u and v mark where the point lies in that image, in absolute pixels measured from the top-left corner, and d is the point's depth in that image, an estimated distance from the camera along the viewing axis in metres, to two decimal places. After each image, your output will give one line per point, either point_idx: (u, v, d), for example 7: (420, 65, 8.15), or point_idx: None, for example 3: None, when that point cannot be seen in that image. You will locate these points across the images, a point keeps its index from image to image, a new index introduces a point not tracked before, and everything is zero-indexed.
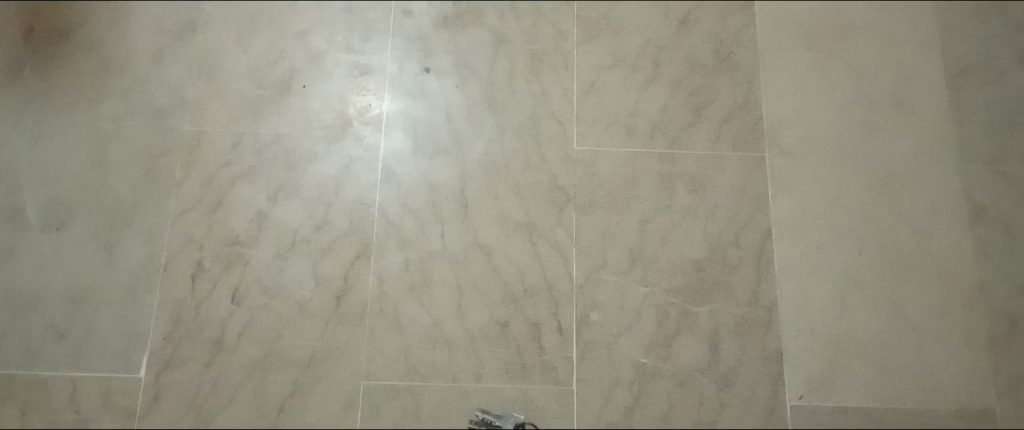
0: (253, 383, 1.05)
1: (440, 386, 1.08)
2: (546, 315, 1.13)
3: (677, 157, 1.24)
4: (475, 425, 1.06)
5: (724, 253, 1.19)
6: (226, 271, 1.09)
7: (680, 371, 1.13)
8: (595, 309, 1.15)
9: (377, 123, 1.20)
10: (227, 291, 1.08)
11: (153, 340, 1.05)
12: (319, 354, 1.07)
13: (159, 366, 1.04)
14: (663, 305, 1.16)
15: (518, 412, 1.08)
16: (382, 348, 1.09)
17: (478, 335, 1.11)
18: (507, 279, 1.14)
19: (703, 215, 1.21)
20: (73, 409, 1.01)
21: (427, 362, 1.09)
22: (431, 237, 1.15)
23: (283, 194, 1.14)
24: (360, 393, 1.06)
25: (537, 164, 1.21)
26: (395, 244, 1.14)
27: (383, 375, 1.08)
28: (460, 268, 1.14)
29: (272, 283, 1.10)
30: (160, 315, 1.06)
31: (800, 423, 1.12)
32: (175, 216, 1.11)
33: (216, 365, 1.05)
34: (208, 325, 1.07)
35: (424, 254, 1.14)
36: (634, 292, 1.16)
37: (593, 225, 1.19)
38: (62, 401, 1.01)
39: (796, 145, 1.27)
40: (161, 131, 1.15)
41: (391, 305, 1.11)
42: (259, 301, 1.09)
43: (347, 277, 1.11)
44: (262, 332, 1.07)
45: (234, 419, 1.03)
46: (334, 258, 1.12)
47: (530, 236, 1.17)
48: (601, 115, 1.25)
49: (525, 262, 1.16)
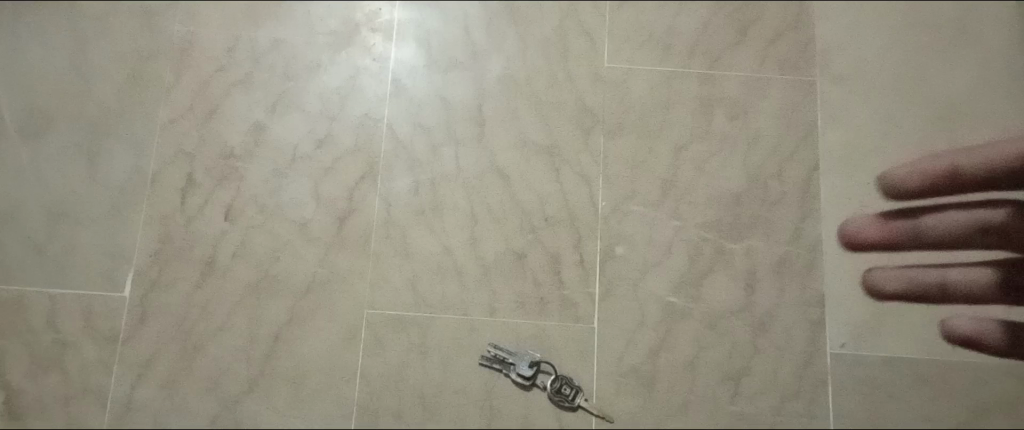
0: (246, 308, 0.96)
1: (449, 320, 0.99)
2: (567, 247, 1.03)
3: (717, 79, 1.12)
4: (487, 362, 0.98)
5: (765, 187, 1.08)
6: (219, 188, 1.00)
7: (711, 313, 1.03)
8: (620, 242, 1.05)
9: (387, 31, 1.08)
10: (220, 208, 0.99)
11: (138, 258, 0.96)
12: (319, 280, 0.99)
13: (144, 286, 0.95)
14: (695, 240, 1.06)
15: (533, 350, 0.99)
16: (387, 277, 1.00)
17: (492, 266, 1.02)
18: (526, 207, 1.04)
19: (743, 144, 1.10)
20: (52, 329, 0.93)
21: (436, 293, 1.00)
22: (443, 158, 1.05)
23: (282, 106, 1.04)
24: (362, 323, 0.98)
25: (562, 83, 1.10)
26: (404, 164, 1.04)
27: (388, 305, 0.99)
28: (474, 193, 1.04)
29: (269, 203, 1.00)
30: (146, 232, 0.97)
31: (839, 374, 1.03)
32: (163, 126, 1.01)
33: (207, 288, 0.96)
34: (198, 244, 0.98)
35: (436, 177, 1.04)
36: (664, 225, 1.06)
37: (622, 151, 1.08)
38: (39, 321, 0.93)
39: (849, 71, 1.14)
40: (150, 33, 1.05)
41: (398, 231, 1.02)
42: (254, 221, 0.99)
43: (351, 198, 1.02)
44: (256, 255, 0.98)
45: (225, 347, 0.95)
46: (337, 177, 1.02)
47: (553, 160, 1.06)
48: (635, 30, 1.13)
49: (545, 189, 1.05)
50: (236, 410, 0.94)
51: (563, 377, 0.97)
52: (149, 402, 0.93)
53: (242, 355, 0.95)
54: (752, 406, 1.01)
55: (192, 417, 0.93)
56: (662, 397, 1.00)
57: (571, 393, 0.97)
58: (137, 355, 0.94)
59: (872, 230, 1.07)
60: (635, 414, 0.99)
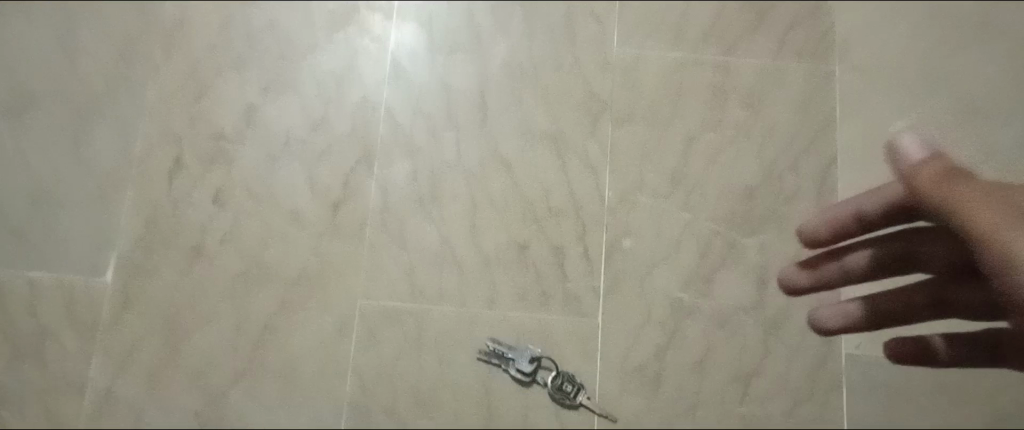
0: (234, 297, 0.92)
1: (446, 313, 0.94)
2: (572, 239, 0.99)
3: (731, 67, 1.07)
4: (485, 357, 0.93)
5: (779, 180, 1.03)
6: (209, 171, 0.96)
7: (721, 311, 0.98)
8: (627, 235, 1.00)
9: (387, 12, 1.04)
10: (209, 193, 0.95)
11: (123, 243, 0.92)
12: (310, 269, 0.94)
13: (128, 272, 0.91)
14: (705, 234, 1.01)
15: (533, 345, 0.94)
16: (382, 267, 0.95)
17: (492, 257, 0.97)
18: (528, 197, 1.00)
19: (757, 136, 1.05)
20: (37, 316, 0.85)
21: (433, 284, 0.95)
22: (443, 145, 1.00)
23: (276, 88, 1.00)
24: (355, 315, 0.93)
25: (568, 69, 1.05)
26: (401, 150, 0.99)
27: (382, 297, 0.94)
28: (474, 181, 0.99)
29: (260, 188, 0.96)
30: (132, 215, 0.93)
31: (856, 377, 0.98)
32: (153, 107, 0.97)
33: (193, 275, 0.92)
34: (186, 230, 0.94)
35: (435, 164, 0.99)
36: (673, 218, 1.01)
37: (630, 141, 1.03)
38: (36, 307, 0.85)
39: (873, 60, 1.08)
40: (141, 11, 1.01)
41: (395, 219, 0.97)
42: (244, 206, 0.95)
43: (346, 185, 0.97)
44: (246, 242, 0.94)
45: (211, 338, 0.91)
46: (332, 163, 0.98)
47: (558, 148, 1.02)
48: (646, 15, 1.09)
49: (549, 179, 1.01)
50: (222, 403, 0.89)
51: (564, 374, 0.93)
52: (130, 393, 0.88)
53: (228, 346, 0.91)
54: (762, 409, 0.96)
55: (174, 410, 0.88)
56: (668, 398, 0.95)
57: (572, 390, 0.93)
58: (118, 344, 0.89)
59: (801, 277, 0.93)
60: (640, 415, 0.94)
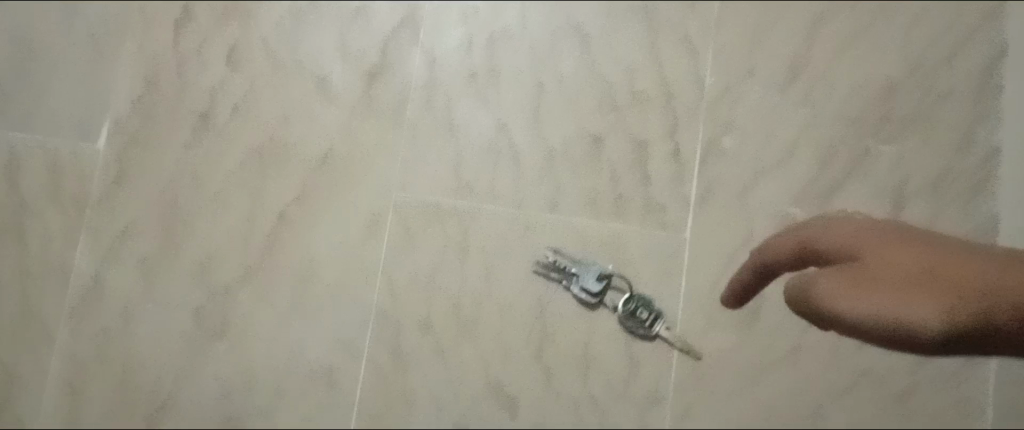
0: (246, 179, 0.77)
1: (497, 216, 0.77)
2: (658, 133, 0.79)
3: None
4: (543, 270, 0.75)
5: (933, 74, 0.80)
6: (222, 26, 0.79)
7: None
8: (728, 133, 0.79)
9: None
10: (221, 53, 0.79)
11: (120, 106, 0.77)
12: (337, 152, 0.78)
13: (125, 142, 0.77)
14: (829, 137, 0.79)
15: (602, 259, 0.75)
16: (423, 155, 0.79)
17: (558, 151, 0.79)
18: (606, 79, 0.80)
19: (906, 15, 0.81)
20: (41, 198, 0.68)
21: (483, 180, 0.78)
22: (504, 9, 0.81)
23: None
24: (389, 209, 0.77)
25: None
26: (452, 13, 0.81)
27: (422, 190, 0.78)
28: (540, 55, 0.80)
29: (281, 50, 0.79)
30: (131, 75, 0.78)
31: None
32: None
33: (199, 150, 0.77)
34: (192, 95, 0.78)
35: (492, 32, 0.81)
36: (790, 115, 0.80)
37: (739, 16, 0.82)
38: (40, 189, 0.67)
39: None
40: None
41: (442, 97, 0.79)
42: (262, 72, 0.79)
43: (384, 51, 0.80)
44: (263, 115, 0.78)
45: (218, 225, 0.76)
46: (368, 24, 0.80)
47: (647, 21, 0.81)
48: None
49: (634, 58, 0.81)
50: (226, 302, 0.75)
51: (639, 297, 0.74)
52: (121, 282, 0.75)
53: (238, 236, 0.76)
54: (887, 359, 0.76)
55: (172, 305, 0.75)
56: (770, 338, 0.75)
57: (648, 318, 0.74)
58: (110, 225, 0.75)
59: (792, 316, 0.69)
60: (729, 354, 0.76)
